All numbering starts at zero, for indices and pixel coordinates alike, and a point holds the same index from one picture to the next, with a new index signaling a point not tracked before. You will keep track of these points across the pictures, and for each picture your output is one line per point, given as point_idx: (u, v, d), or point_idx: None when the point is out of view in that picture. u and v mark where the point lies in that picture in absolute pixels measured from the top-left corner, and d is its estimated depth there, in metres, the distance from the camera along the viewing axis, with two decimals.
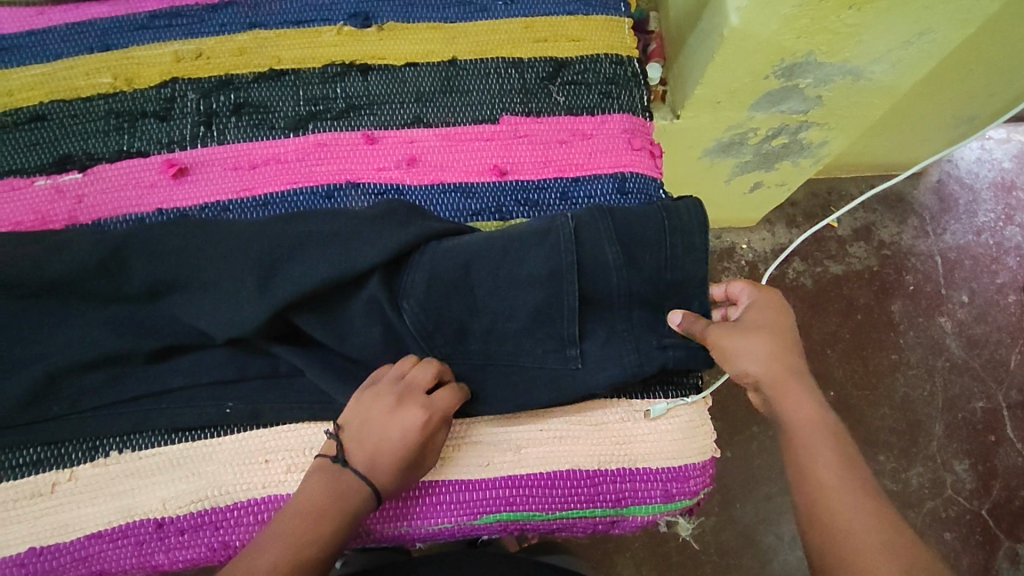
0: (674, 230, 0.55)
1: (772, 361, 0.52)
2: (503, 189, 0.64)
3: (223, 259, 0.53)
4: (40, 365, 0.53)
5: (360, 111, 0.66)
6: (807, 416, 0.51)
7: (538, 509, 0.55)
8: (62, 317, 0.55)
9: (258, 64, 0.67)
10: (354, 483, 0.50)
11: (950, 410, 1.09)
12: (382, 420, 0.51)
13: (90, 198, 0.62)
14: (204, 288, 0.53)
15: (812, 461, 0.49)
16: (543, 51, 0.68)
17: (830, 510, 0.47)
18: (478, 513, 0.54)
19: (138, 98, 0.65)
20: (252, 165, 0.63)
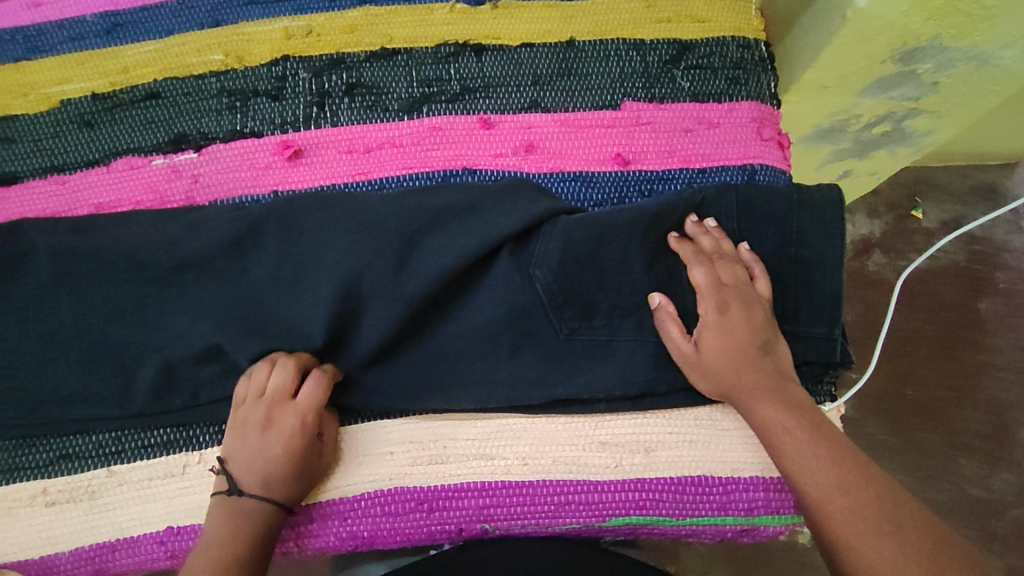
0: (802, 207, 0.55)
1: (716, 368, 0.51)
2: (626, 179, 0.61)
3: (348, 245, 0.53)
4: (170, 348, 0.54)
5: (475, 95, 0.63)
6: (767, 407, 0.49)
7: (668, 514, 0.53)
8: (189, 301, 0.55)
9: (368, 43, 0.65)
10: (259, 504, 0.49)
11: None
12: (258, 443, 0.50)
13: (206, 178, 0.61)
14: (325, 273, 0.53)
15: (787, 449, 0.48)
16: (666, 33, 0.64)
17: (818, 495, 0.45)
18: (606, 516, 0.53)
19: (250, 76, 0.64)
20: (367, 149, 0.62)
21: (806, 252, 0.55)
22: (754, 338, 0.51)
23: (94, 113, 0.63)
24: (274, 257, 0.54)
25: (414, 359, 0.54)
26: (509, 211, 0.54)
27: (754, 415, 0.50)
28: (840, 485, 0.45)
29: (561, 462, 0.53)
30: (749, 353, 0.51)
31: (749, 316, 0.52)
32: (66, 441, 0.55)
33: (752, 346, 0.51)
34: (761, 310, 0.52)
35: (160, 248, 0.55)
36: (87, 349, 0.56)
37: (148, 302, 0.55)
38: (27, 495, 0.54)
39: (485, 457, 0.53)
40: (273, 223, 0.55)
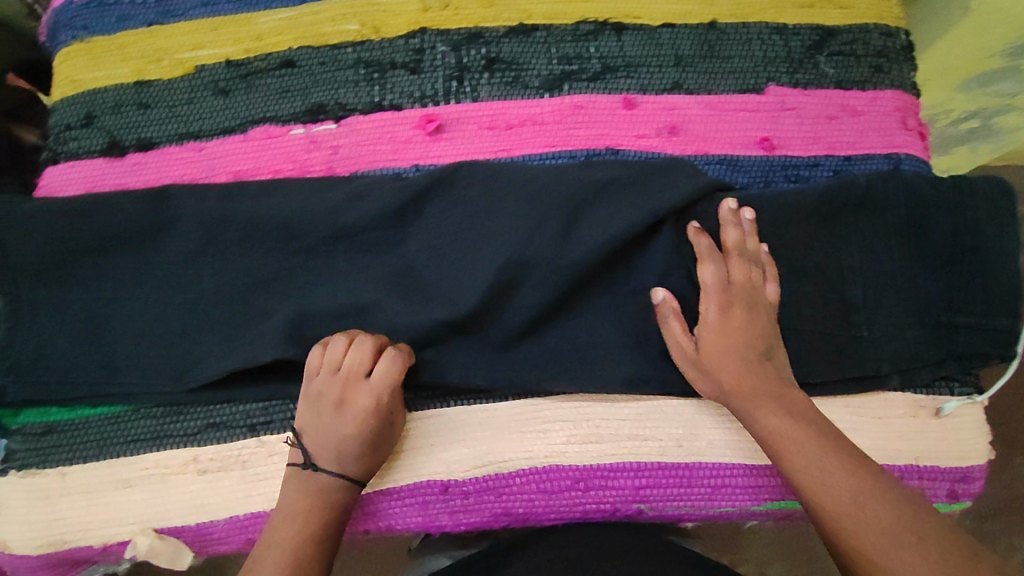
0: (971, 200, 0.55)
1: (716, 368, 0.52)
2: (771, 164, 0.61)
3: (513, 222, 0.54)
4: (326, 321, 0.54)
5: (617, 74, 0.63)
6: (764, 411, 0.50)
7: None
8: (340, 274, 0.55)
9: (507, 17, 0.64)
10: (334, 479, 0.51)
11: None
12: (333, 421, 0.51)
13: (346, 149, 0.60)
14: (493, 247, 0.53)
15: (797, 459, 0.48)
16: (809, 18, 0.64)
17: (826, 499, 0.45)
18: (762, 499, 0.54)
19: (388, 47, 0.63)
20: (509, 126, 0.61)
21: (967, 238, 0.55)
22: (757, 342, 0.52)
23: (228, 80, 0.62)
24: (430, 235, 0.55)
25: (567, 339, 0.54)
26: (675, 192, 0.54)
27: (752, 422, 0.50)
28: (850, 489, 0.45)
29: (716, 445, 0.54)
30: (753, 358, 0.51)
31: (752, 320, 0.52)
32: (214, 410, 0.55)
33: (755, 350, 0.52)
34: (766, 315, 0.53)
35: (314, 220, 0.55)
36: (238, 319, 0.55)
37: (315, 268, 0.55)
38: (180, 462, 0.54)
39: (641, 438, 0.54)
40: (441, 199, 0.55)
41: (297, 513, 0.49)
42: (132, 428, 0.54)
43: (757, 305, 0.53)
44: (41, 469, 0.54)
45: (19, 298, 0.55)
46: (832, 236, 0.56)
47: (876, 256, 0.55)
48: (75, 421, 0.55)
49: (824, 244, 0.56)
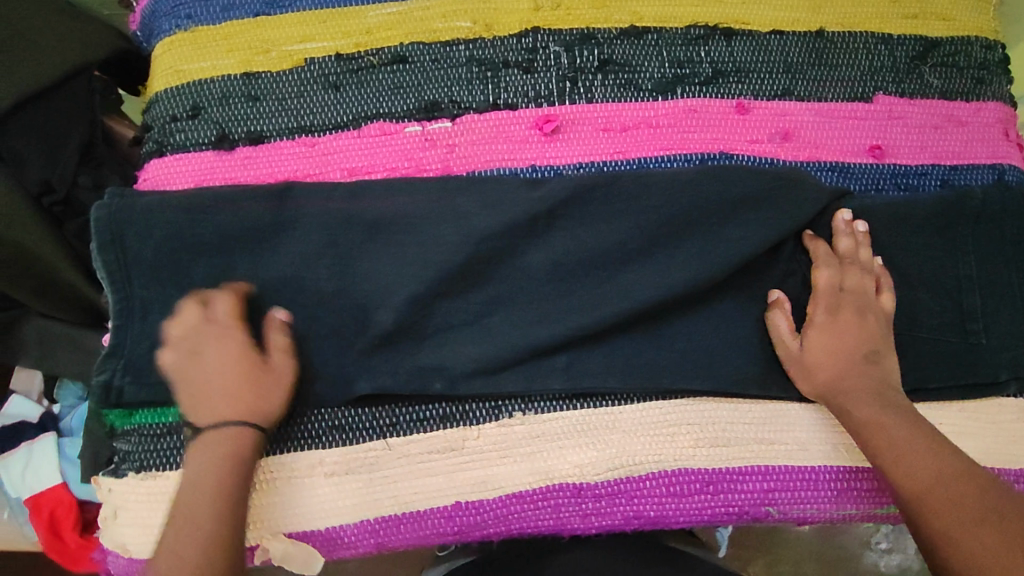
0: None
1: (820, 365, 0.53)
2: (881, 171, 0.61)
3: (640, 226, 0.55)
4: (450, 322, 0.54)
5: (729, 79, 0.63)
6: (865, 408, 0.51)
7: None
8: (466, 276, 0.54)
9: (618, 20, 0.64)
10: (218, 464, 0.48)
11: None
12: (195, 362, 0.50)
13: (462, 148, 0.60)
14: (621, 252, 0.55)
15: (885, 447, 0.50)
16: (912, 29, 0.65)
17: (914, 482, 0.48)
18: (885, 502, 0.55)
19: (500, 46, 0.62)
20: (624, 127, 0.61)
21: None
22: (863, 345, 0.53)
23: (339, 74, 0.60)
24: (556, 237, 0.55)
25: (692, 342, 0.55)
26: (801, 201, 0.55)
27: (847, 413, 0.52)
28: (937, 472, 0.48)
29: (840, 449, 0.55)
30: (854, 359, 0.53)
31: (861, 322, 0.54)
32: (338, 412, 0.54)
33: (861, 352, 0.53)
34: (876, 319, 0.54)
35: (438, 220, 0.55)
36: (365, 320, 0.54)
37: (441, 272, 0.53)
38: (306, 465, 0.52)
39: (766, 441, 0.55)
40: (573, 203, 0.55)
41: (213, 491, 0.48)
42: None
43: (862, 309, 0.54)
44: (163, 472, 0.53)
45: (132, 296, 0.53)
46: (949, 244, 0.56)
47: (993, 266, 0.57)
48: None
49: (944, 254, 0.56)
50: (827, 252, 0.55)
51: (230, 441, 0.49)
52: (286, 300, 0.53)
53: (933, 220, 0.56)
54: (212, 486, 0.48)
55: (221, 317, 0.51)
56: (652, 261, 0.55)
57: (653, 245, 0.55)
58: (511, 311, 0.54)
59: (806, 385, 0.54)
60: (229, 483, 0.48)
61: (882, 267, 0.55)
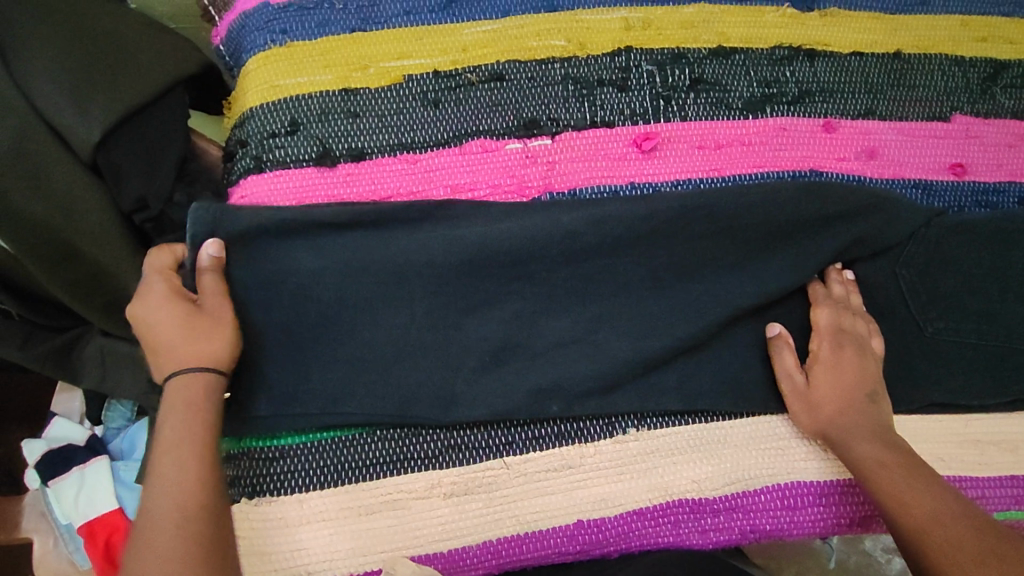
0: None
1: (821, 403, 0.53)
2: (962, 188, 0.63)
3: (744, 241, 0.55)
4: (559, 340, 0.53)
5: (815, 98, 0.65)
6: (865, 445, 0.50)
7: None
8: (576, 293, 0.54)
9: (706, 40, 0.65)
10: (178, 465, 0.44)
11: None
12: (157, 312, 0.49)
13: (562, 166, 0.60)
14: (725, 267, 0.55)
15: (881, 482, 0.48)
16: (984, 52, 0.68)
17: (914, 519, 0.45)
18: (995, 510, 0.54)
19: (594, 65, 0.63)
20: (718, 145, 0.62)
21: None
22: (863, 385, 0.53)
23: (438, 91, 0.60)
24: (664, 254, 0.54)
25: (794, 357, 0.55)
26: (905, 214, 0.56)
27: (847, 451, 0.51)
28: (935, 512, 0.45)
29: (945, 458, 0.54)
30: (851, 398, 0.52)
31: (862, 363, 0.53)
32: (452, 432, 0.52)
33: (859, 393, 0.53)
34: (873, 360, 0.54)
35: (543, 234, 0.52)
36: (482, 339, 0.52)
37: (561, 288, 0.53)
38: (424, 486, 0.51)
39: None
40: (678, 218, 0.54)
41: (184, 473, 0.44)
42: (370, 451, 0.51)
43: (861, 352, 0.54)
44: (277, 498, 0.50)
45: None
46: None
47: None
48: (309, 444, 0.51)
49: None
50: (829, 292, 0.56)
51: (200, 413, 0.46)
52: (402, 318, 0.52)
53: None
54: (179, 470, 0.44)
55: (209, 270, 0.49)
56: (757, 275, 0.55)
57: (755, 260, 0.55)
58: (628, 329, 0.53)
59: (807, 417, 0.53)
60: (203, 467, 0.44)
61: (958, 300, 0.57)
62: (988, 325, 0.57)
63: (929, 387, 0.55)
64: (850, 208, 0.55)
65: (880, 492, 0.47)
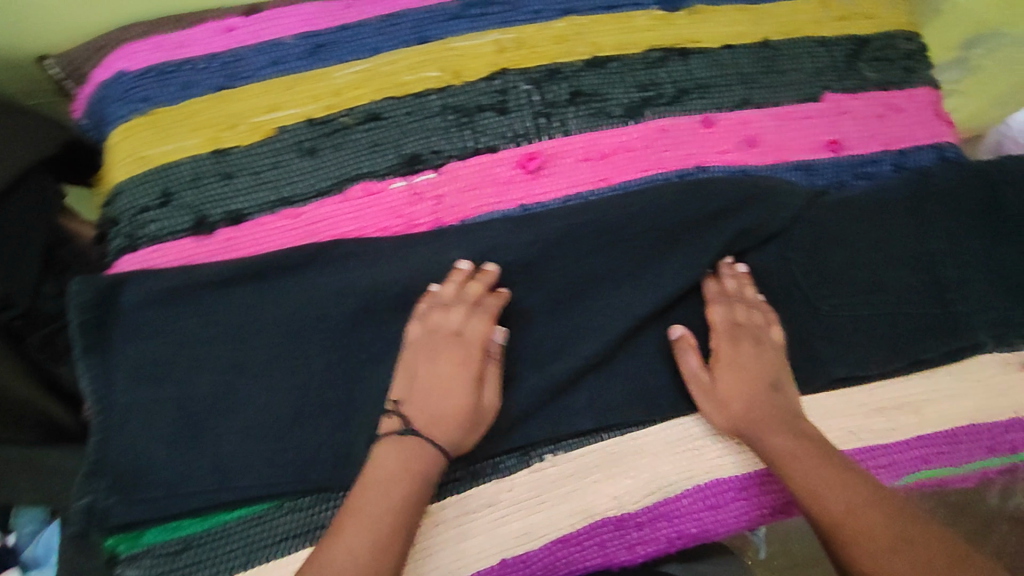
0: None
1: (731, 401, 0.53)
2: (840, 164, 0.66)
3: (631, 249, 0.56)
4: None
5: (692, 95, 0.66)
6: (778, 438, 0.50)
7: (949, 465, 0.58)
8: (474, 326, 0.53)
9: (580, 52, 0.66)
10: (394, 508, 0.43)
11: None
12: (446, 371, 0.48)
13: (450, 197, 0.59)
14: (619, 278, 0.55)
15: (796, 477, 0.48)
16: (844, 30, 0.70)
17: (830, 512, 0.45)
18: (903, 474, 0.56)
19: (471, 91, 0.63)
20: (603, 155, 0.62)
21: None
22: (765, 374, 0.53)
23: (314, 138, 0.59)
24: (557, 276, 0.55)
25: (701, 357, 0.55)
26: (786, 200, 0.58)
27: (762, 444, 0.51)
28: (849, 501, 0.45)
29: (852, 432, 0.56)
30: (758, 392, 0.53)
31: (760, 354, 0.54)
32: None
33: (763, 382, 0.53)
34: (772, 349, 0.54)
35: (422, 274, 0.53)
36: (386, 391, 0.50)
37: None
38: None
39: None
40: (565, 239, 0.55)
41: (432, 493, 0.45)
42: (279, 526, 0.48)
43: (760, 342, 0.54)
44: None
45: (110, 405, 0.48)
46: (920, 220, 0.60)
47: (964, 235, 0.60)
48: (212, 530, 0.48)
49: (920, 232, 0.60)
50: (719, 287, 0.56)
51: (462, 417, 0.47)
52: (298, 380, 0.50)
53: (900, 201, 0.61)
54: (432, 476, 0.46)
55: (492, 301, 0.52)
56: (652, 281, 0.55)
57: (645, 267, 0.56)
58: (533, 354, 0.53)
59: (720, 417, 0.53)
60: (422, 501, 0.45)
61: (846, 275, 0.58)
62: (879, 296, 0.58)
63: (832, 364, 0.57)
64: (727, 203, 0.57)
65: (798, 488, 0.48)
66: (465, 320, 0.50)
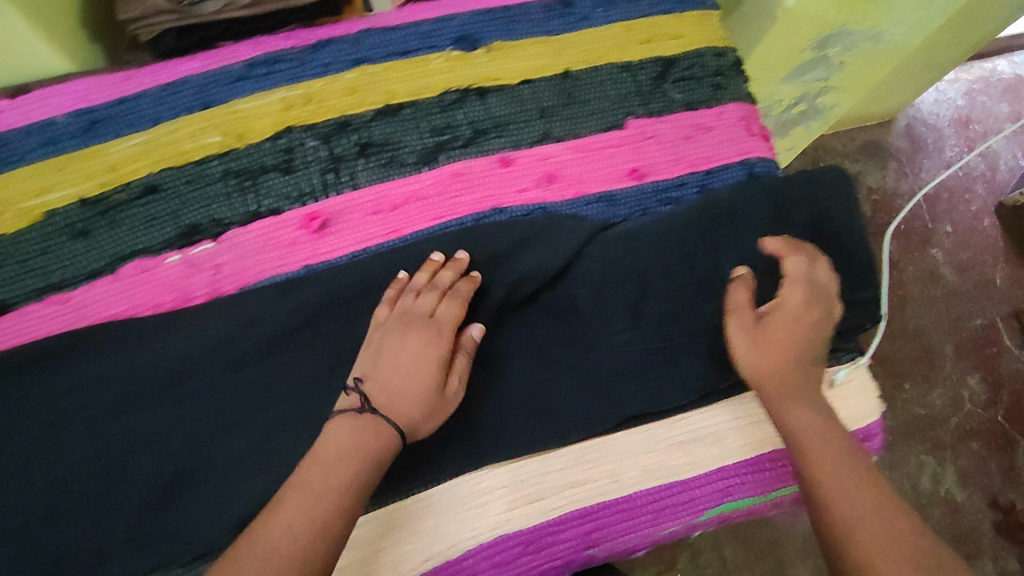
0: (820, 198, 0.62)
1: (771, 353, 0.54)
2: (644, 192, 0.65)
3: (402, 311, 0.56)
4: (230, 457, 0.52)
5: (488, 135, 0.65)
6: (800, 413, 0.52)
7: (751, 494, 0.59)
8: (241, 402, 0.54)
9: (371, 102, 0.64)
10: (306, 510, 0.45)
11: (943, 342, 1.47)
12: (410, 353, 0.52)
13: (230, 265, 0.59)
14: None
15: (819, 455, 0.49)
16: (649, 53, 0.69)
17: (846, 506, 0.46)
18: (702, 510, 0.58)
19: (255, 153, 0.62)
20: (393, 206, 0.62)
21: (825, 222, 0.62)
22: (806, 348, 0.55)
23: (87, 219, 0.59)
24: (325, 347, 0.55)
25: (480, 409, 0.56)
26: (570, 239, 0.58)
27: (786, 420, 0.52)
28: (867, 504, 0.46)
29: (645, 471, 0.58)
30: (802, 364, 0.54)
31: (795, 330, 0.55)
32: None
33: (805, 358, 0.55)
34: (799, 330, 0.55)
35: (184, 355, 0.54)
36: (151, 475, 0.52)
37: (236, 399, 0.54)
38: None
39: (577, 484, 0.56)
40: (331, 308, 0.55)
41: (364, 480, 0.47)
42: None
43: (802, 313, 0.55)
44: None
45: None
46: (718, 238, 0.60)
47: (760, 254, 0.60)
48: None
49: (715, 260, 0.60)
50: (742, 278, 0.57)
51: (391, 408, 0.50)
52: (58, 468, 0.52)
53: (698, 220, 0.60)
54: (369, 473, 0.47)
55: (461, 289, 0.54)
56: None
57: None
58: (307, 424, 0.53)
59: (759, 374, 0.54)
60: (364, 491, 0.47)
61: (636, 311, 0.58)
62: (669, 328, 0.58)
63: (622, 403, 0.57)
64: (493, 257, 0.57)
65: (819, 471, 0.49)
66: (444, 306, 0.54)
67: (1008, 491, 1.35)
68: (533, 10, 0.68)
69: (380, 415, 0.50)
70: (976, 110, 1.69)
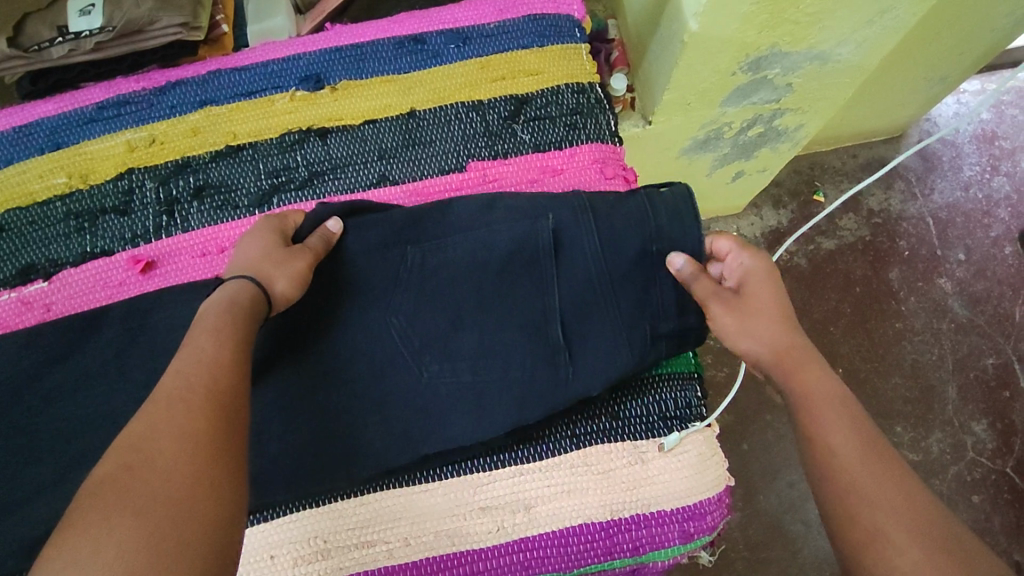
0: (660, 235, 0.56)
1: (760, 329, 0.52)
2: None
3: None
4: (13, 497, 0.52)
5: (324, 177, 0.64)
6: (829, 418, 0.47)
7: (556, 568, 0.56)
8: (33, 442, 0.54)
9: (212, 143, 0.65)
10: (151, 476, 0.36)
11: (947, 381, 1.17)
12: (258, 234, 0.54)
13: (59, 305, 0.60)
14: None
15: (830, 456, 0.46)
16: (502, 90, 0.67)
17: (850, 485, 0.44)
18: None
19: (96, 194, 0.63)
20: (221, 249, 0.62)
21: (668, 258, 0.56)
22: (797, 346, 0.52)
23: None
24: (116, 387, 0.54)
25: (269, 462, 0.53)
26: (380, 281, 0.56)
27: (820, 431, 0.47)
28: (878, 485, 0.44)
29: (443, 536, 0.55)
30: (805, 352, 0.52)
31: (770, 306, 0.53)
32: None
33: (800, 349, 0.52)
34: (773, 293, 0.54)
35: None
36: None
37: (36, 438, 0.54)
38: None
39: (367, 544, 0.54)
40: (134, 351, 0.55)
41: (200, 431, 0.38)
42: None
43: (771, 270, 0.55)
44: None
45: None
46: (541, 297, 0.55)
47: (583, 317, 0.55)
48: None
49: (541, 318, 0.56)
50: (741, 251, 0.56)
51: (234, 356, 0.43)
52: None
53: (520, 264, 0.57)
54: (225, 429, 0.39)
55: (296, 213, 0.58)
56: None
57: None
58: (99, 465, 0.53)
59: (759, 348, 0.52)
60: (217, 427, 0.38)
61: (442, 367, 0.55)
62: None
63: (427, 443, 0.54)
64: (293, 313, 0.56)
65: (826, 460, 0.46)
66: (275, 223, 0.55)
67: (1013, 551, 1.08)
68: (383, 48, 0.68)
69: (244, 281, 0.48)
70: (1005, 123, 1.33)
